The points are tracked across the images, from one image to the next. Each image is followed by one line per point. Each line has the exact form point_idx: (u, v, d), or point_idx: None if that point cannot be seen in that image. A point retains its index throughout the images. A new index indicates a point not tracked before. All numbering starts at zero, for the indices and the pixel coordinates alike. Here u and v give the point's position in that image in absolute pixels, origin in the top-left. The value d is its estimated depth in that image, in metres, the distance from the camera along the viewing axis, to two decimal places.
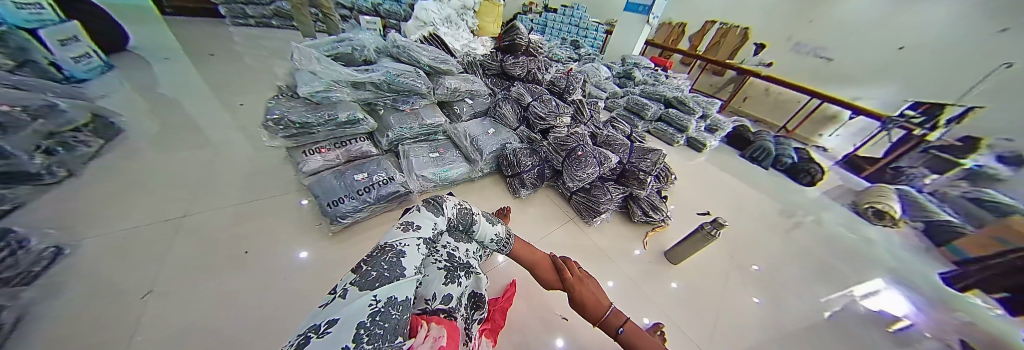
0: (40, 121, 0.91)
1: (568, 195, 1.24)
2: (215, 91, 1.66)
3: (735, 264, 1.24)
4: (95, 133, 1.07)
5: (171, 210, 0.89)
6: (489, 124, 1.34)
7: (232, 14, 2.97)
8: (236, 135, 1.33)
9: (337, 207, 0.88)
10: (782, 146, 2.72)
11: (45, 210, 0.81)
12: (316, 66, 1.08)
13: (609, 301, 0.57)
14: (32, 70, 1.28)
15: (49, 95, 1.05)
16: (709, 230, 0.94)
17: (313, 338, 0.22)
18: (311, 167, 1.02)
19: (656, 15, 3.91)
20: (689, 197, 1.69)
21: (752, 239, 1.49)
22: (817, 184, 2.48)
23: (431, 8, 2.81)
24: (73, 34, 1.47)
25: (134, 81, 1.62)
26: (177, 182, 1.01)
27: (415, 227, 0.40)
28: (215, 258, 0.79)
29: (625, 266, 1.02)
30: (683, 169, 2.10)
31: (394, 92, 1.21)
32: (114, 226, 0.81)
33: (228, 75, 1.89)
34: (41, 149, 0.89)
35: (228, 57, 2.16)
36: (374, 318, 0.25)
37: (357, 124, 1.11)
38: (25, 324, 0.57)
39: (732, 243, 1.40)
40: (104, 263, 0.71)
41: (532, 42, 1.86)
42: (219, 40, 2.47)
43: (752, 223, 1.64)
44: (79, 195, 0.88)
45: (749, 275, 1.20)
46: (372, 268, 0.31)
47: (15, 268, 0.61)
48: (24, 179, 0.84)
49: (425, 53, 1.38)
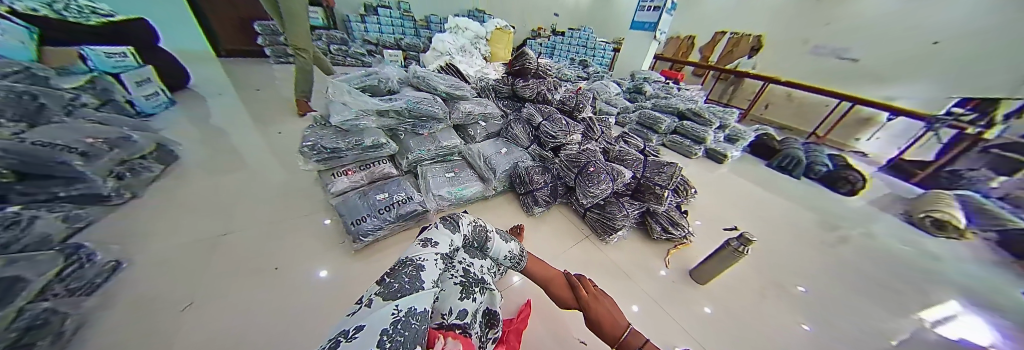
0: (116, 151, 1.08)
1: (582, 212, 1.22)
2: (256, 122, 1.87)
3: (773, 285, 1.13)
4: (157, 160, 1.24)
5: (211, 228, 0.99)
6: (501, 145, 1.39)
7: (276, 54, 3.44)
8: (271, 160, 1.47)
9: (360, 225, 0.93)
10: (812, 154, 2.55)
11: (111, 227, 0.93)
12: (346, 98, 1.20)
13: (626, 321, 0.54)
14: (113, 107, 1.51)
15: (124, 128, 1.25)
16: (736, 246, 0.88)
17: (342, 342, 0.25)
18: (337, 188, 1.10)
19: (662, 31, 3.97)
20: (711, 210, 1.61)
21: (786, 254, 1.37)
22: (859, 193, 2.25)
23: (446, 39, 3.12)
24: (147, 76, 1.75)
25: (191, 113, 1.87)
26: (218, 203, 1.12)
27: (433, 243, 0.43)
28: (250, 273, 0.86)
29: (645, 285, 0.97)
30: (704, 181, 2.02)
31: (414, 117, 1.31)
32: (162, 242, 0.91)
33: (267, 107, 2.13)
34: (113, 174, 1.04)
35: (269, 92, 2.45)
36: (396, 326, 0.27)
37: (380, 148, 1.20)
38: (83, 329, 0.64)
39: (763, 259, 1.29)
40: (152, 277, 0.79)
41: (541, 65, 1.95)
42: (263, 77, 2.82)
43: (785, 237, 1.52)
44: (137, 214, 1.01)
45: (787, 296, 1.09)
46: (395, 280, 0.34)
47: (83, 279, 0.71)
48: (97, 200, 0.99)
49: (442, 81, 1.50)
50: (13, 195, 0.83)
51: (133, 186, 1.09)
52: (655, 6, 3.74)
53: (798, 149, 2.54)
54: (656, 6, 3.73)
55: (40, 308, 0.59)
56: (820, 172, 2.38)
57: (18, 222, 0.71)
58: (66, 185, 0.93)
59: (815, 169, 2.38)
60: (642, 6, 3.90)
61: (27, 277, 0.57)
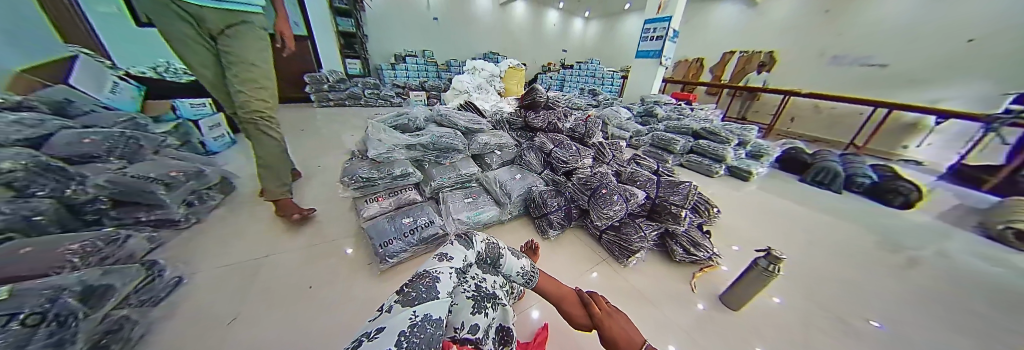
0: (191, 182, 1.26)
1: (598, 235, 1.21)
2: (299, 156, 2.11)
3: (824, 313, 1.00)
4: (219, 190, 1.46)
5: (257, 250, 1.11)
6: (516, 171, 1.46)
7: (320, 99, 4.05)
8: (308, 190, 1.64)
9: (386, 248, 1.00)
10: (851, 166, 2.37)
11: (176, 249, 1.08)
12: (382, 135, 1.39)
13: (643, 340, 0.53)
14: (189, 147, 1.82)
15: (196, 163, 1.50)
16: (765, 265, 0.81)
17: (365, 341, 0.29)
18: (368, 213, 1.18)
19: (668, 57, 4.10)
20: (738, 231, 1.50)
21: (839, 280, 1.20)
22: (917, 206, 2.00)
23: (465, 79, 3.48)
24: (218, 122, 2.13)
25: (246, 151, 2.18)
26: (263, 228, 1.26)
27: (448, 258, 0.48)
28: (288, 292, 0.93)
29: (674, 315, 0.88)
30: (730, 199, 1.91)
31: (437, 150, 1.45)
32: (215, 262, 1.03)
33: (308, 143, 2.40)
34: (184, 202, 1.24)
35: (311, 131, 2.81)
36: (413, 329, 0.31)
37: (408, 176, 1.32)
38: (146, 336, 0.73)
39: (808, 284, 1.15)
40: (204, 292, 0.90)
41: (552, 99, 2.10)
42: (306, 120, 3.23)
43: (831, 258, 1.36)
44: (197, 237, 1.16)
45: (842, 324, 0.95)
46: (413, 290, 0.38)
47: (152, 292, 0.83)
48: (169, 224, 1.17)
49: (461, 118, 1.67)
50: (106, 219, 1.04)
51: (198, 212, 1.28)
52: (658, 35, 3.93)
53: (833, 162, 2.36)
54: (659, 36, 3.92)
55: (118, 315, 0.70)
56: (863, 185, 2.19)
57: (118, 239, 0.85)
58: (148, 211, 1.12)
59: (857, 181, 2.19)
60: (645, 37, 4.11)
61: (115, 286, 0.69)
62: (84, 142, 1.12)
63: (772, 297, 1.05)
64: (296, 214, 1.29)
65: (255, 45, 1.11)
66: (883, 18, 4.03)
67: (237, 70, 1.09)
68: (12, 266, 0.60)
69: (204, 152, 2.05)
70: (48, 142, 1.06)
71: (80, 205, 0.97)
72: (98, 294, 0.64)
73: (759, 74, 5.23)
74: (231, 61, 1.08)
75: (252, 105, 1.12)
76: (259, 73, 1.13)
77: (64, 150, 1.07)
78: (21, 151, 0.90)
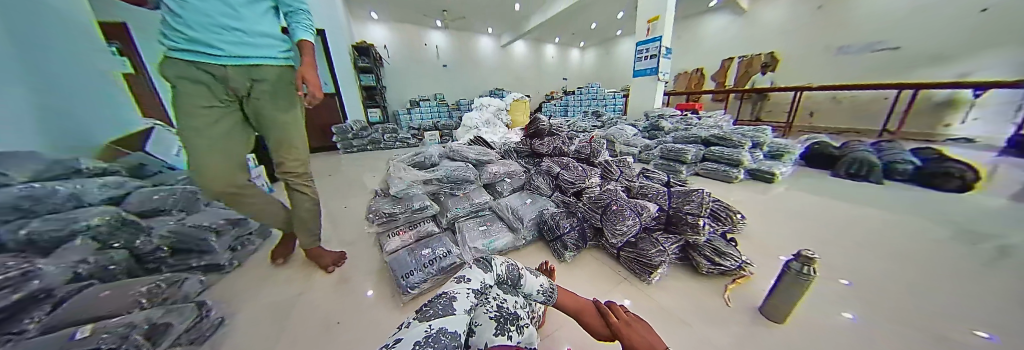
0: (233, 229, 1.40)
1: (616, 253, 1.17)
2: (326, 198, 2.27)
3: (908, 320, 0.85)
4: (260, 234, 1.56)
5: (289, 290, 1.16)
6: (526, 196, 1.51)
7: (346, 147, 4.45)
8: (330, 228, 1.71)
9: (408, 278, 1.01)
10: (886, 154, 2.35)
11: (217, 292, 1.15)
12: (402, 174, 1.52)
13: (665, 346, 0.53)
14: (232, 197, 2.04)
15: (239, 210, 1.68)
16: (799, 267, 0.73)
17: (388, 347, 0.36)
18: (390, 247, 1.23)
19: (666, 72, 4.21)
20: (775, 237, 1.38)
21: (910, 278, 1.05)
22: (979, 188, 1.91)
23: (474, 116, 3.74)
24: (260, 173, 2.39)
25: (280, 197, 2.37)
26: (294, 267, 1.31)
27: (466, 279, 0.52)
28: (318, 328, 0.94)
29: (712, 333, 0.80)
30: (759, 205, 1.79)
31: (451, 182, 1.54)
32: (251, 304, 1.09)
33: (334, 186, 2.60)
34: (229, 247, 1.34)
35: (338, 175, 3.06)
36: (429, 340, 0.36)
37: (425, 209, 1.39)
38: None
39: (873, 285, 1.01)
40: (241, 334, 0.94)
41: (554, 125, 2.17)
42: (334, 166, 3.52)
43: (898, 256, 1.20)
44: (234, 281, 1.23)
45: (926, 326, 0.82)
46: (431, 309, 0.43)
47: (198, 333, 0.87)
48: (215, 269, 1.25)
49: (472, 151, 1.80)
50: (164, 267, 1.14)
51: (239, 256, 1.37)
52: (651, 55, 4.11)
53: (864, 152, 2.35)
54: (652, 55, 4.09)
55: None
56: (906, 172, 2.14)
57: (178, 281, 0.92)
58: (199, 257, 1.23)
59: (898, 169, 2.16)
60: (639, 57, 4.30)
61: (173, 324, 0.74)
62: (154, 199, 1.31)
63: (842, 314, 0.88)
64: (331, 265, 1.26)
65: (287, 100, 1.05)
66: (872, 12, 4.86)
67: (274, 131, 1.03)
68: (96, 307, 0.66)
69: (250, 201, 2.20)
70: (127, 200, 1.26)
71: (145, 254, 1.09)
72: (157, 330, 0.69)
73: (764, 75, 6.34)
74: (264, 122, 1.02)
75: (287, 164, 1.07)
76: (292, 128, 1.06)
77: (139, 206, 1.26)
78: (108, 209, 1.10)
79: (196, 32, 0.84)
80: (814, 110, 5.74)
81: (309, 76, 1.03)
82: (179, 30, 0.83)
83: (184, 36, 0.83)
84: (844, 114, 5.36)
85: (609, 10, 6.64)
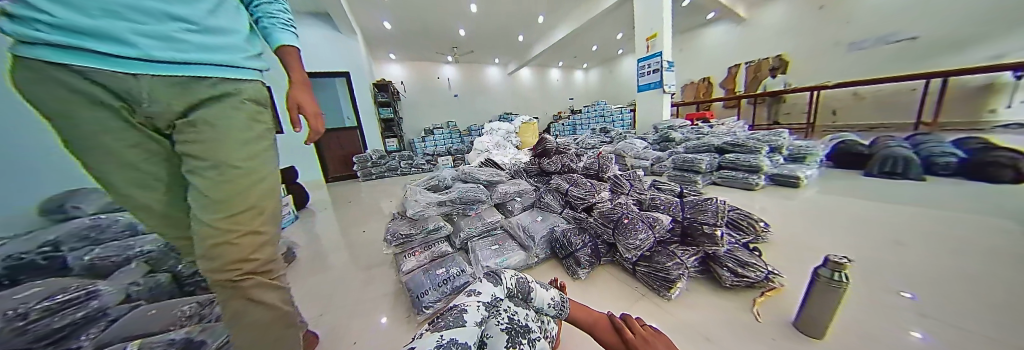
0: None
1: (631, 268, 1.13)
2: (346, 224, 2.35)
3: (989, 326, 0.74)
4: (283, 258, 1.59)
5: (313, 307, 1.17)
6: (537, 214, 1.52)
7: (366, 175, 4.71)
8: (350, 251, 1.75)
9: (422, 298, 1.02)
10: (924, 148, 2.33)
11: None
12: (418, 196, 1.60)
13: None
14: None
15: None
16: (829, 275, 0.68)
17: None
18: (407, 267, 1.25)
19: (670, 84, 4.26)
20: (815, 246, 1.24)
21: (991, 285, 0.90)
22: None
23: (484, 140, 3.90)
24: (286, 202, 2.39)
25: (303, 222, 2.48)
26: (316, 287, 1.33)
27: (477, 292, 0.55)
28: (338, 345, 0.93)
29: (738, 348, 0.75)
30: (786, 210, 1.69)
31: (464, 203, 1.59)
32: None
33: (353, 213, 2.70)
34: None
35: (357, 202, 3.21)
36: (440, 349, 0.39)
37: (439, 229, 1.44)
38: None
39: (947, 296, 0.87)
40: None
41: (561, 145, 2.24)
42: (354, 193, 3.71)
43: (976, 260, 1.03)
44: None
45: (997, 335, 0.70)
46: (444, 322, 0.47)
47: None
48: None
49: (483, 173, 1.88)
50: None
51: None
52: (653, 69, 4.19)
53: (895, 148, 2.29)
54: (654, 69, 4.18)
55: None
56: (949, 166, 2.13)
57: None
58: None
59: (940, 163, 2.16)
60: (641, 73, 4.40)
61: None
62: None
63: (909, 332, 0.74)
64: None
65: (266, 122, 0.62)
66: (880, 10, 4.96)
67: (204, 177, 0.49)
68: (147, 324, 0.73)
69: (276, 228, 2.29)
70: None
71: None
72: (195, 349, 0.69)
73: (775, 78, 6.35)
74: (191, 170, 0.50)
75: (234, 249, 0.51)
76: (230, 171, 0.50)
77: None
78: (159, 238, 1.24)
79: (92, 18, 0.43)
80: (836, 108, 5.50)
81: (304, 100, 0.74)
82: (47, 10, 0.41)
83: (57, 19, 0.41)
84: (871, 109, 5.12)
85: (607, 32, 6.99)
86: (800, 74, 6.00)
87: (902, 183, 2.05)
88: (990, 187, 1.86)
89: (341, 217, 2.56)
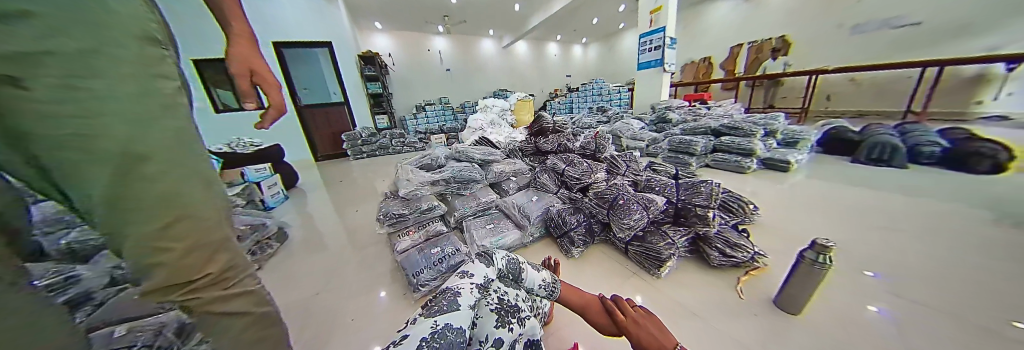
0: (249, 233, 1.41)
1: (623, 248, 1.16)
2: (340, 204, 2.31)
3: (958, 310, 0.80)
4: (276, 239, 1.58)
5: (313, 287, 1.17)
6: (532, 194, 1.50)
7: (356, 153, 4.58)
8: (344, 233, 1.71)
9: (418, 276, 1.03)
10: (911, 137, 2.40)
11: None
12: (409, 175, 1.56)
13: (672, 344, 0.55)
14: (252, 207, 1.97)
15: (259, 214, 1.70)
16: (814, 258, 0.71)
17: (398, 341, 0.39)
18: (401, 247, 1.25)
19: (671, 64, 4.14)
20: (802, 230, 1.29)
21: (968, 272, 0.95)
22: (1011, 169, 1.94)
23: (479, 117, 3.78)
24: (273, 181, 2.28)
25: (294, 202, 2.41)
26: (313, 269, 1.32)
27: (469, 275, 0.54)
28: (339, 324, 0.95)
29: (725, 326, 0.79)
30: (779, 195, 1.74)
31: (457, 182, 1.57)
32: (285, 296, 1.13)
33: (347, 193, 2.65)
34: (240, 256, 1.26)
35: (349, 181, 3.13)
36: (434, 337, 0.39)
37: (433, 209, 1.42)
38: None
39: (923, 280, 0.93)
40: None
41: (558, 123, 2.18)
42: (347, 173, 3.62)
43: (955, 248, 1.09)
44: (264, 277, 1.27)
45: (980, 323, 0.75)
46: (437, 305, 0.46)
47: None
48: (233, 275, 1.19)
49: (477, 151, 1.82)
50: None
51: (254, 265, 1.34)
52: (655, 46, 4.03)
53: (886, 136, 2.33)
54: (657, 46, 4.01)
55: None
56: (933, 154, 2.21)
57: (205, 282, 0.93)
58: None
59: (925, 152, 2.23)
60: (643, 50, 4.22)
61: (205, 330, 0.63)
62: None
63: (868, 307, 0.83)
64: None
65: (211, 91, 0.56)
66: None
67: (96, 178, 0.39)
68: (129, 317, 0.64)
69: (263, 208, 2.18)
70: None
71: None
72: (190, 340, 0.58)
73: (775, 60, 6.25)
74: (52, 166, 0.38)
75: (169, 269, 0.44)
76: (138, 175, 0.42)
77: None
78: None
79: None
80: (830, 93, 5.57)
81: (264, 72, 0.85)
82: None
83: None
84: (864, 95, 5.17)
85: (610, 5, 6.60)
86: (801, 56, 5.92)
87: (885, 170, 2.12)
88: (968, 176, 1.95)
89: (334, 197, 2.51)
